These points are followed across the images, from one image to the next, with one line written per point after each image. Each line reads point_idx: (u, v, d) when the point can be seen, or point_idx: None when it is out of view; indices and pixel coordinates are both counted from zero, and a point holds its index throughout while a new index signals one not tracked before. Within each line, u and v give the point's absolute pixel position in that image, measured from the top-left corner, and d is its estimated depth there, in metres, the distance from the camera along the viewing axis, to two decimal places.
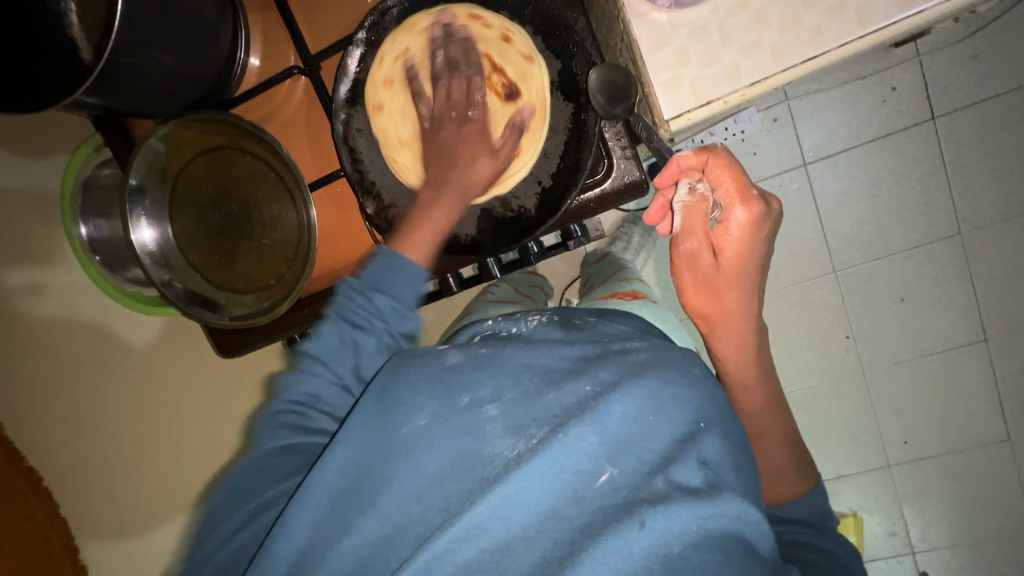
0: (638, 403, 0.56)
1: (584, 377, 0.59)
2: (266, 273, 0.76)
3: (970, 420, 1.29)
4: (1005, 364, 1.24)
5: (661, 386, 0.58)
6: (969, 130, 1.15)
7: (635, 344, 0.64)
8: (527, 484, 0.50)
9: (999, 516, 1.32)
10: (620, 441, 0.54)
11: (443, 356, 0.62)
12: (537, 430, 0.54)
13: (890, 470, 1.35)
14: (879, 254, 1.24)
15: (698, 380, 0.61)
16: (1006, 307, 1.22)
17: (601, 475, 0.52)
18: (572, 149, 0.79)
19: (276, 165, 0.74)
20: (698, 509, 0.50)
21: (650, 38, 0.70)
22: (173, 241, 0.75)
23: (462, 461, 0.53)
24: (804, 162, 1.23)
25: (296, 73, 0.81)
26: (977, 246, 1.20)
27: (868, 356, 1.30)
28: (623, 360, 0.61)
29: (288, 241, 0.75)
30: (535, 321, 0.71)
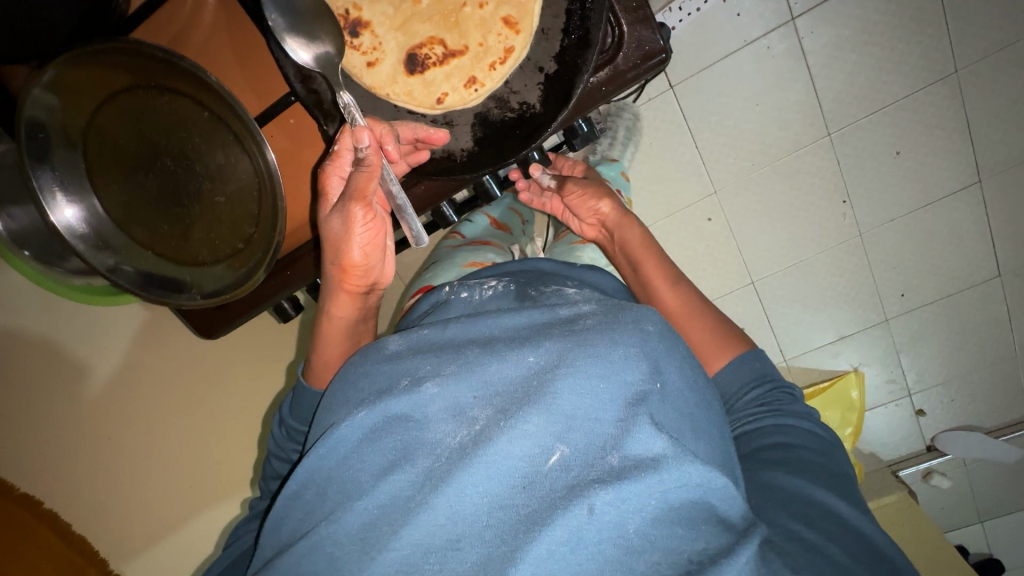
0: (591, 372, 0.50)
1: (532, 348, 0.54)
2: (229, 238, 0.66)
3: (962, 263, 1.31)
4: (998, 202, 1.24)
5: (614, 351, 0.52)
6: None
7: (587, 308, 0.59)
8: (470, 476, 0.46)
9: (986, 348, 1.39)
10: (572, 419, 0.48)
11: (384, 343, 0.58)
12: (479, 413, 0.50)
13: (887, 323, 1.39)
14: (872, 109, 1.18)
15: (655, 338, 0.55)
16: (1000, 143, 1.19)
17: (552, 456, 0.47)
18: (577, 21, 0.67)
19: (205, 101, 0.61)
20: (655, 483, 0.45)
21: None
22: (107, 215, 0.66)
23: (405, 452, 0.49)
24: (791, 15, 1.11)
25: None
26: (973, 82, 1.14)
27: (863, 216, 1.28)
28: (574, 326, 0.56)
29: (246, 193, 0.65)
30: (490, 290, 0.69)
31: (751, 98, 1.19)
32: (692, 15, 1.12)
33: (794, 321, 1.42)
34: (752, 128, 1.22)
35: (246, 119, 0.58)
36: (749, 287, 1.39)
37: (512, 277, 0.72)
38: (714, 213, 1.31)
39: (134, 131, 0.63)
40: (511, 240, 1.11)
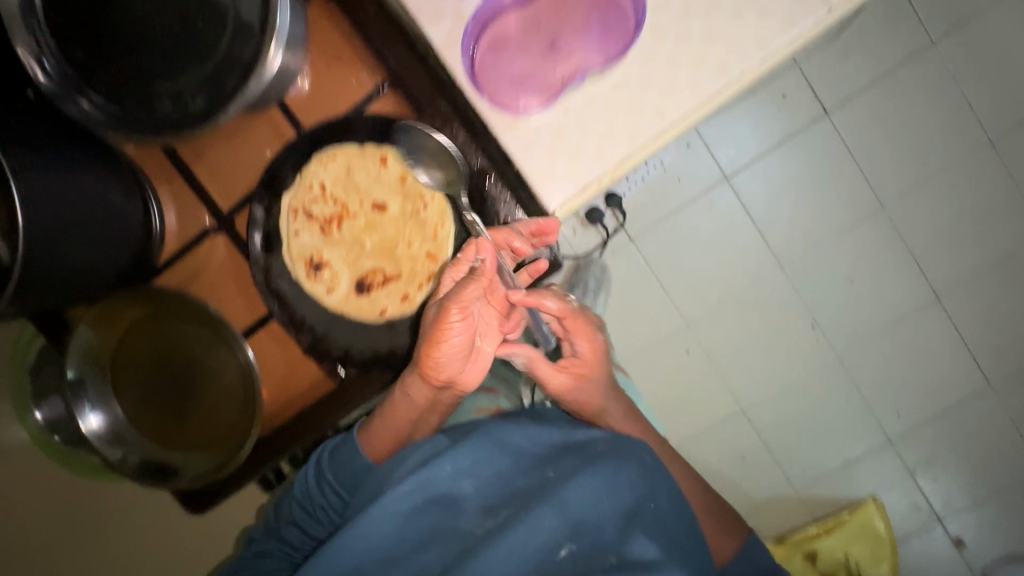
0: (594, 486, 0.71)
1: (550, 466, 0.76)
2: (217, 423, 0.78)
3: (950, 376, 1.32)
4: (964, 317, 1.29)
5: (615, 475, 0.72)
6: (862, 115, 1.24)
7: (597, 435, 0.80)
8: (503, 556, 0.67)
9: (1007, 464, 1.33)
10: (577, 521, 0.70)
11: (434, 444, 0.80)
12: (504, 512, 0.73)
13: (892, 444, 1.36)
14: (817, 244, 1.30)
15: (652, 468, 0.74)
16: (946, 263, 1.28)
17: (563, 548, 0.68)
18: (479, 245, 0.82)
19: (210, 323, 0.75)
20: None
21: (517, 143, 0.72)
22: (121, 417, 0.77)
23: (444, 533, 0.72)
24: (725, 175, 1.30)
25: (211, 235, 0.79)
26: (902, 215, 1.27)
27: (837, 339, 1.34)
28: (585, 451, 0.77)
29: (233, 388, 0.77)
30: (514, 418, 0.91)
31: (705, 244, 1.33)
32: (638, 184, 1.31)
33: (795, 446, 1.40)
34: (711, 267, 1.34)
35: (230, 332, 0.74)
36: (742, 415, 1.40)
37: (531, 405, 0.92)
38: (691, 346, 1.38)
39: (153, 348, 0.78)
40: None
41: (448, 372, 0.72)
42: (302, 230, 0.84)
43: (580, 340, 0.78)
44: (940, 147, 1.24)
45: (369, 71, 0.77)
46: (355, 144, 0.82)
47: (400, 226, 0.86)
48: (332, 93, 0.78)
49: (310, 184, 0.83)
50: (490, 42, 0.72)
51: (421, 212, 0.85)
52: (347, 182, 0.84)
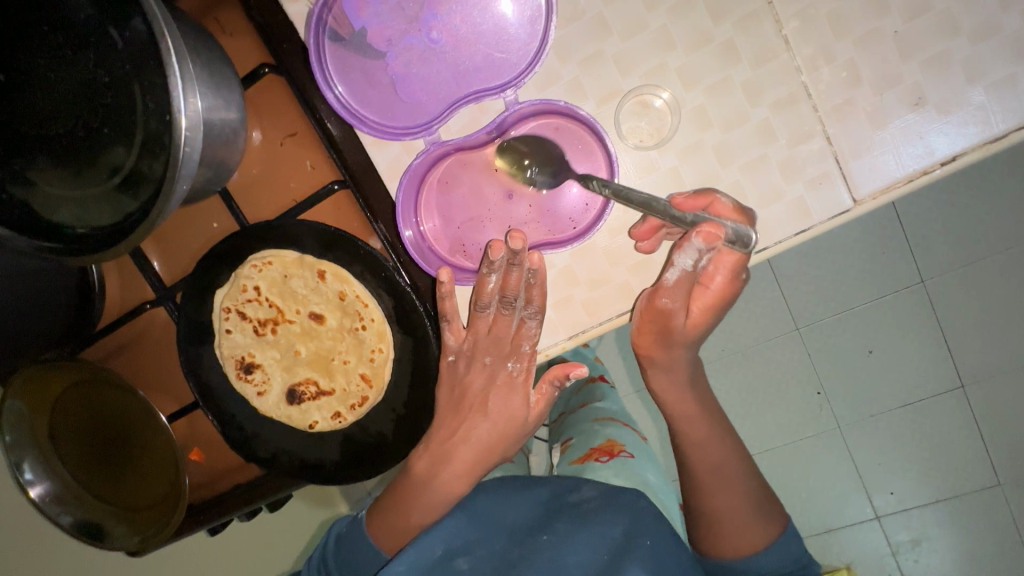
0: (587, 541, 0.62)
1: (543, 529, 0.64)
2: (149, 493, 0.63)
3: (958, 466, 1.23)
4: (988, 411, 1.19)
5: (607, 527, 0.63)
6: None
7: (587, 492, 0.69)
8: None
9: (1002, 563, 1.25)
10: None
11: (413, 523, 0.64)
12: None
13: (879, 521, 1.31)
14: (840, 308, 1.20)
15: (646, 517, 0.64)
16: (980, 351, 1.16)
17: None
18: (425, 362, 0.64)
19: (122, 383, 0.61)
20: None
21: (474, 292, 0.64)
22: (70, 480, 0.63)
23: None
24: None
25: (151, 309, 0.66)
26: (942, 293, 1.15)
27: (841, 409, 1.26)
28: (576, 508, 0.67)
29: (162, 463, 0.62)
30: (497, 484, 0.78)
31: None
32: None
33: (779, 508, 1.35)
34: None
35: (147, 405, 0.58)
36: None
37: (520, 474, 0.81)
38: None
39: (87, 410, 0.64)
40: None
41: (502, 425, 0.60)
42: (233, 329, 0.67)
43: (718, 266, 0.55)
44: (1002, 225, 1.09)
45: (327, 161, 0.63)
46: (293, 253, 0.65)
47: (339, 339, 0.69)
48: (277, 181, 0.64)
49: (243, 285, 0.66)
50: (439, 181, 0.62)
51: (360, 332, 0.66)
52: (281, 287, 0.67)
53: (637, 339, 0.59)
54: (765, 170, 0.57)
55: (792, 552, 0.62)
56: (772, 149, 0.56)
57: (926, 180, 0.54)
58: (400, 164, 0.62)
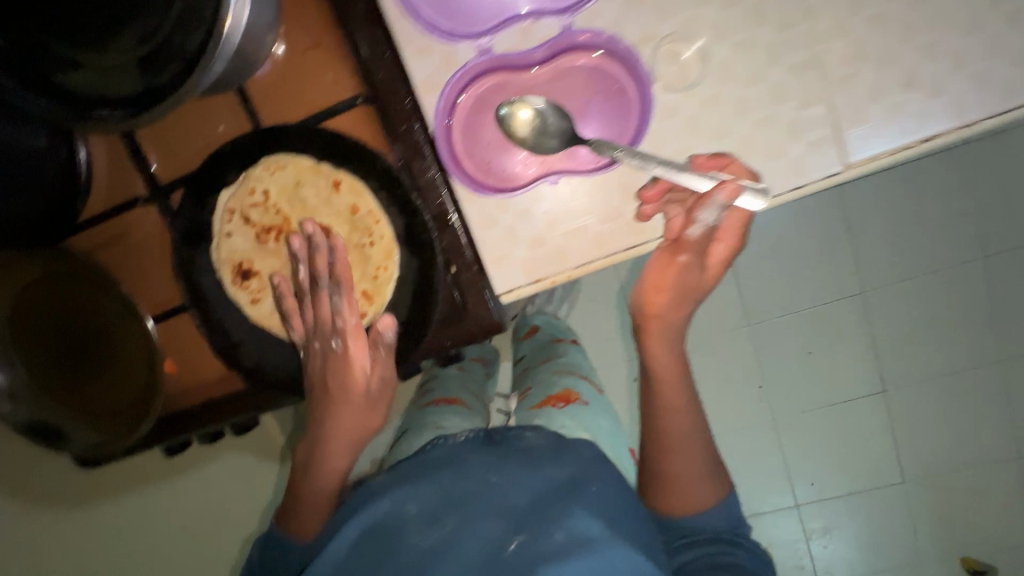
0: (535, 483, 0.68)
1: (492, 469, 0.70)
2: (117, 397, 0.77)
3: (870, 462, 1.37)
4: (901, 415, 1.33)
5: (554, 470, 0.69)
6: (870, 197, 1.23)
7: (535, 439, 0.76)
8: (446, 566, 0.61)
9: (895, 550, 1.41)
10: (520, 519, 0.64)
11: (373, 481, 0.75)
12: (448, 519, 0.65)
13: (798, 508, 1.43)
14: (789, 309, 1.30)
15: (588, 461, 0.72)
16: (901, 361, 1.30)
17: (510, 544, 0.62)
18: (417, 296, 0.75)
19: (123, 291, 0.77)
20: (587, 561, 0.58)
21: (480, 219, 0.72)
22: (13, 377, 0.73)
23: (386, 557, 0.63)
24: None
25: (144, 205, 0.74)
26: (879, 304, 1.27)
27: (778, 402, 1.36)
28: (528, 455, 0.73)
29: (128, 367, 0.78)
30: (463, 437, 0.79)
31: None
32: None
33: None
34: None
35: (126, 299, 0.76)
36: None
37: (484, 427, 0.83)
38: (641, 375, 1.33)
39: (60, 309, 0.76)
40: (477, 386, 1.10)
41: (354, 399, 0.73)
42: (235, 233, 0.76)
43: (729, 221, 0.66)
44: (935, 250, 1.22)
45: (348, 76, 0.70)
46: (310, 158, 0.74)
47: None
48: (299, 89, 0.71)
49: (252, 189, 0.76)
50: (477, 98, 0.69)
51: (366, 248, 0.76)
52: (291, 195, 0.75)
53: (652, 297, 0.69)
54: (769, 127, 0.65)
55: (722, 514, 0.70)
56: (782, 109, 0.65)
57: (914, 150, 0.63)
58: (439, 77, 0.69)
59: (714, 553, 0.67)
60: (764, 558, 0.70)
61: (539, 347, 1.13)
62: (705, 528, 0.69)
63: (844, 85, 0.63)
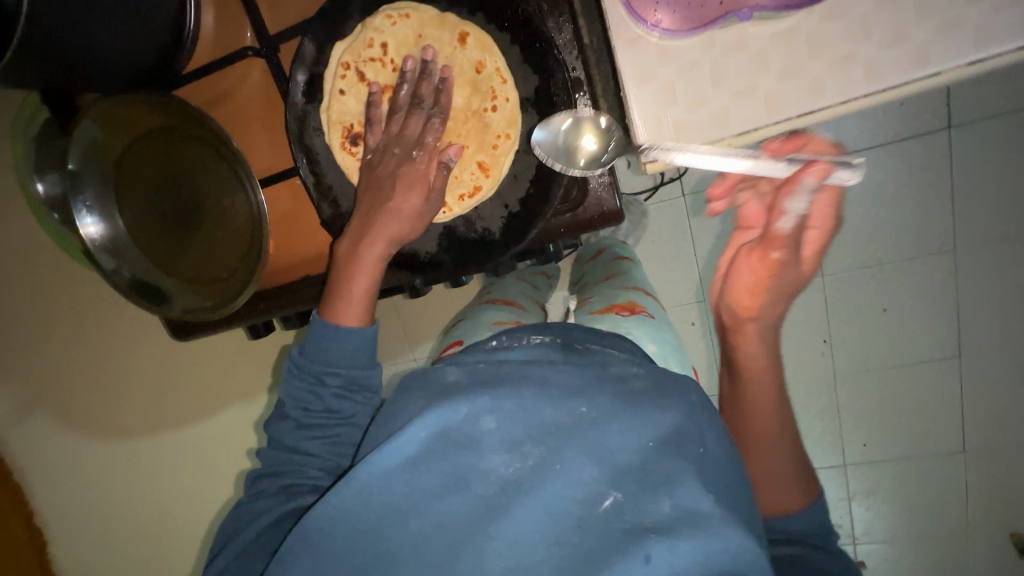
0: (640, 429, 0.55)
1: (583, 398, 0.57)
2: (215, 267, 0.73)
3: (931, 430, 1.31)
4: (974, 384, 1.23)
5: (660, 414, 0.56)
6: (984, 144, 1.08)
7: (635, 371, 0.63)
8: (526, 510, 0.50)
9: (944, 522, 1.37)
10: (619, 470, 0.52)
11: (443, 372, 0.62)
12: (534, 449, 0.53)
13: (844, 468, 1.40)
14: (867, 263, 1.23)
15: (700, 409, 0.58)
16: (987, 326, 1.19)
17: (606, 499, 0.50)
18: (543, 174, 0.75)
19: (222, 151, 0.67)
20: (697, 543, 0.46)
21: (633, 68, 0.83)
22: (120, 229, 0.72)
23: (460, 476, 0.53)
24: None
25: (250, 56, 0.77)
26: (970, 264, 1.15)
27: (840, 359, 1.31)
28: (623, 386, 0.60)
29: (236, 232, 0.70)
30: (537, 341, 0.71)
31: None
32: None
33: None
34: None
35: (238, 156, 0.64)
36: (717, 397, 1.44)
37: (558, 331, 0.74)
38: (698, 321, 1.35)
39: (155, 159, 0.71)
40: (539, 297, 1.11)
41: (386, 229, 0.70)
42: (349, 91, 0.80)
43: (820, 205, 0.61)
44: None
45: None
46: (435, 12, 0.78)
47: (458, 122, 0.81)
48: None
49: (370, 43, 0.79)
50: None
51: (488, 113, 0.79)
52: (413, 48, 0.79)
53: (734, 285, 0.66)
54: (838, 25, 0.73)
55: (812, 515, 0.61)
56: (860, 46, 0.73)
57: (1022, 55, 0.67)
58: None
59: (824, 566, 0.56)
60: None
61: (601, 266, 1.12)
62: (800, 531, 0.60)
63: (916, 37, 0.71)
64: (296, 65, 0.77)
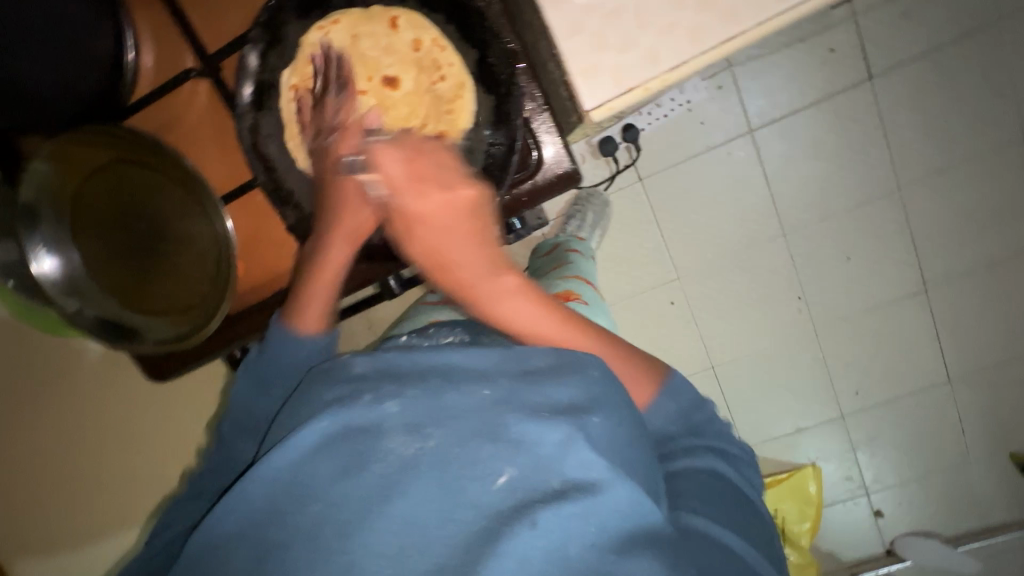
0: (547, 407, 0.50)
1: (487, 380, 0.52)
2: (188, 294, 0.75)
3: (916, 366, 1.36)
4: (945, 314, 1.31)
5: (558, 387, 0.51)
6: (904, 89, 1.17)
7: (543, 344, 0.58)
8: (422, 491, 0.45)
9: (943, 453, 1.41)
10: (519, 439, 0.48)
11: (350, 364, 0.54)
12: (436, 432, 0.47)
13: (843, 419, 1.42)
14: (824, 215, 1.28)
15: (598, 384, 0.52)
16: (945, 258, 1.27)
17: (501, 476, 0.46)
18: (497, 143, 0.76)
19: (179, 178, 0.71)
20: (589, 512, 0.45)
21: (566, 24, 0.62)
22: (79, 267, 0.71)
23: (359, 459, 0.46)
24: (750, 128, 1.23)
25: (193, 77, 0.76)
26: (915, 200, 1.24)
27: (818, 313, 1.35)
28: (522, 362, 0.53)
29: (205, 257, 0.74)
30: (450, 338, 0.67)
31: (716, 195, 1.29)
32: (660, 120, 1.24)
33: (754, 408, 1.45)
34: (713, 221, 1.31)
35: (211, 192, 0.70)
36: (709, 371, 1.44)
37: (466, 324, 0.70)
38: (677, 297, 1.37)
39: (113, 196, 0.72)
40: None
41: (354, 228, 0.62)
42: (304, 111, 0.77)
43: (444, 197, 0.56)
44: (974, 138, 1.18)
45: None
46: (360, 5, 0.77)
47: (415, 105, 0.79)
48: None
49: (310, 59, 0.76)
50: None
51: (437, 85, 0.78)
52: (352, 51, 0.77)
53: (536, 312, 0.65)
54: None
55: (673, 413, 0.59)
56: None
57: None
58: None
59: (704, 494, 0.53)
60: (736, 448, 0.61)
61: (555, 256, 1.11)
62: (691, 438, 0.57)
63: None
64: (241, 79, 0.76)
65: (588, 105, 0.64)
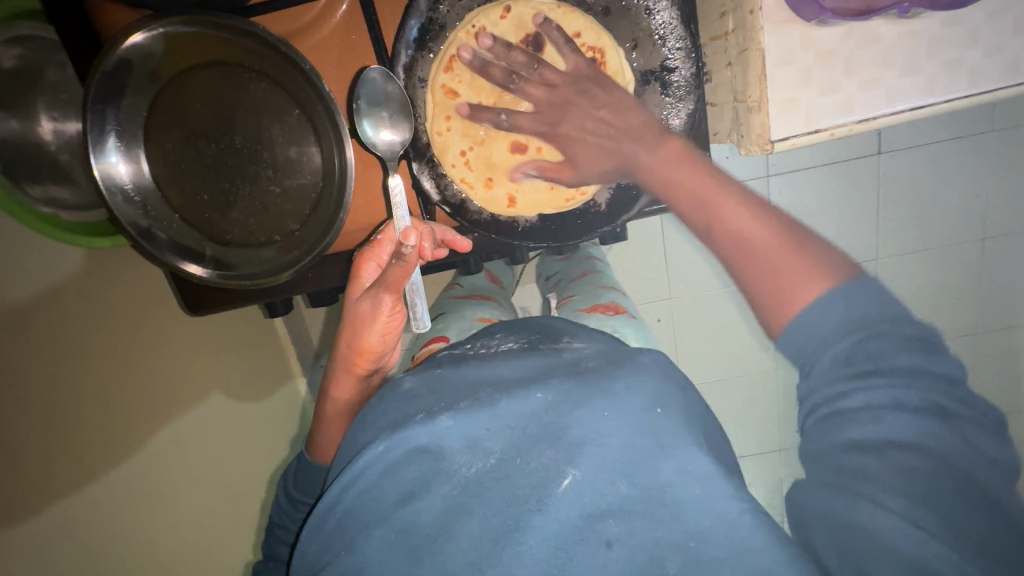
0: (602, 413, 0.52)
1: (539, 389, 0.56)
2: (269, 225, 0.72)
3: None
4: None
5: (613, 386, 0.54)
6: (903, 170, 1.28)
7: (585, 353, 0.62)
8: (489, 507, 0.48)
9: None
10: (575, 446, 0.50)
11: (398, 382, 0.64)
12: (496, 447, 0.52)
13: (781, 453, 1.56)
14: None
15: (657, 378, 0.56)
16: None
17: (563, 479, 0.48)
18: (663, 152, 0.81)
19: (301, 98, 0.68)
20: (658, 518, 0.47)
21: (778, 53, 0.71)
22: (150, 176, 0.67)
23: (425, 481, 0.52)
24: (767, 173, 1.29)
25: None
26: (887, 271, 1.38)
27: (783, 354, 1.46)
28: (572, 369, 0.59)
29: (302, 191, 0.72)
30: (506, 342, 0.70)
31: None
32: None
33: None
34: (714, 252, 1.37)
35: (338, 123, 0.65)
36: None
37: (524, 333, 0.72)
38: (664, 317, 1.43)
39: (214, 102, 0.67)
40: (502, 292, 1.06)
41: (363, 357, 0.68)
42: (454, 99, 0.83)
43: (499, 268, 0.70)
44: (947, 227, 1.33)
45: None
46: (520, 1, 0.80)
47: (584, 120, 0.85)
48: None
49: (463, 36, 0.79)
50: None
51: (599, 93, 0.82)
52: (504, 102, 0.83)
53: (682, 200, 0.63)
54: (958, 32, 0.70)
55: (834, 316, 0.48)
56: (952, 53, 0.71)
57: None
58: None
59: (903, 373, 0.45)
60: (991, 455, 0.44)
61: (577, 261, 1.13)
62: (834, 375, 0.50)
63: (1010, 50, 0.71)
64: (407, 17, 0.74)
65: (776, 136, 0.75)
